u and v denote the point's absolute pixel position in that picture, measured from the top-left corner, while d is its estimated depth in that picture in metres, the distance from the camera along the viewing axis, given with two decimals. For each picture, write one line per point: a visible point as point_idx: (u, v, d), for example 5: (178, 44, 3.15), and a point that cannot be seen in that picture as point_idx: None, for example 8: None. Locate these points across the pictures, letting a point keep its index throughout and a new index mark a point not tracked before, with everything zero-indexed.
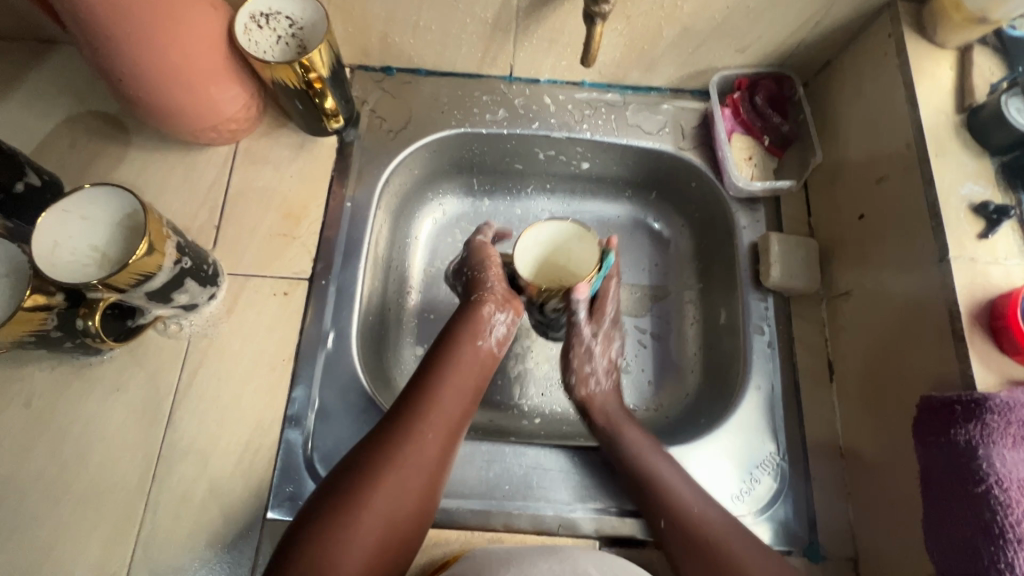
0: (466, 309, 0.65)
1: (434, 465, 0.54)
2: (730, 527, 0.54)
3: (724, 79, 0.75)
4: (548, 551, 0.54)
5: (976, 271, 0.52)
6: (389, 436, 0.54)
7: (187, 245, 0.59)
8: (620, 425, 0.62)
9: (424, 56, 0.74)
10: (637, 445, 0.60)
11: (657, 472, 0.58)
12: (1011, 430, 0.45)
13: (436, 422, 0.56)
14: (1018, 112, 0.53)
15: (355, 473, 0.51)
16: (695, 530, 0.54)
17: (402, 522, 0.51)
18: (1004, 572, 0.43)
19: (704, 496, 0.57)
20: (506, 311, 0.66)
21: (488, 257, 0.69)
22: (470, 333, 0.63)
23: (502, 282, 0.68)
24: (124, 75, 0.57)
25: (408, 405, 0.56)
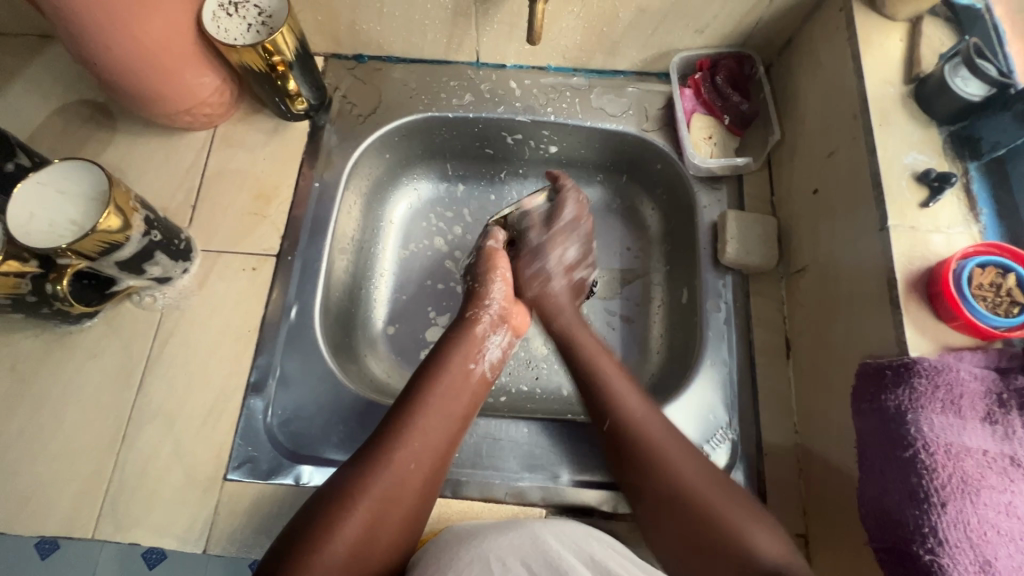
0: (458, 332, 0.63)
1: (415, 495, 0.52)
2: (689, 458, 0.54)
3: (685, 61, 0.76)
4: (512, 526, 0.54)
5: (916, 239, 0.51)
6: (363, 468, 0.51)
7: (157, 219, 0.62)
8: (598, 360, 0.63)
9: (392, 43, 0.77)
10: (618, 392, 0.59)
11: (633, 415, 0.57)
12: (940, 394, 0.45)
13: (417, 453, 0.53)
14: (963, 81, 0.52)
15: (326, 510, 0.48)
16: (665, 479, 0.53)
17: (380, 556, 0.49)
18: (927, 536, 0.42)
19: (678, 441, 0.56)
20: (499, 332, 0.65)
21: (496, 269, 0.68)
22: (463, 355, 0.61)
23: (504, 300, 0.67)
24: (98, 61, 0.61)
25: (386, 436, 0.53)
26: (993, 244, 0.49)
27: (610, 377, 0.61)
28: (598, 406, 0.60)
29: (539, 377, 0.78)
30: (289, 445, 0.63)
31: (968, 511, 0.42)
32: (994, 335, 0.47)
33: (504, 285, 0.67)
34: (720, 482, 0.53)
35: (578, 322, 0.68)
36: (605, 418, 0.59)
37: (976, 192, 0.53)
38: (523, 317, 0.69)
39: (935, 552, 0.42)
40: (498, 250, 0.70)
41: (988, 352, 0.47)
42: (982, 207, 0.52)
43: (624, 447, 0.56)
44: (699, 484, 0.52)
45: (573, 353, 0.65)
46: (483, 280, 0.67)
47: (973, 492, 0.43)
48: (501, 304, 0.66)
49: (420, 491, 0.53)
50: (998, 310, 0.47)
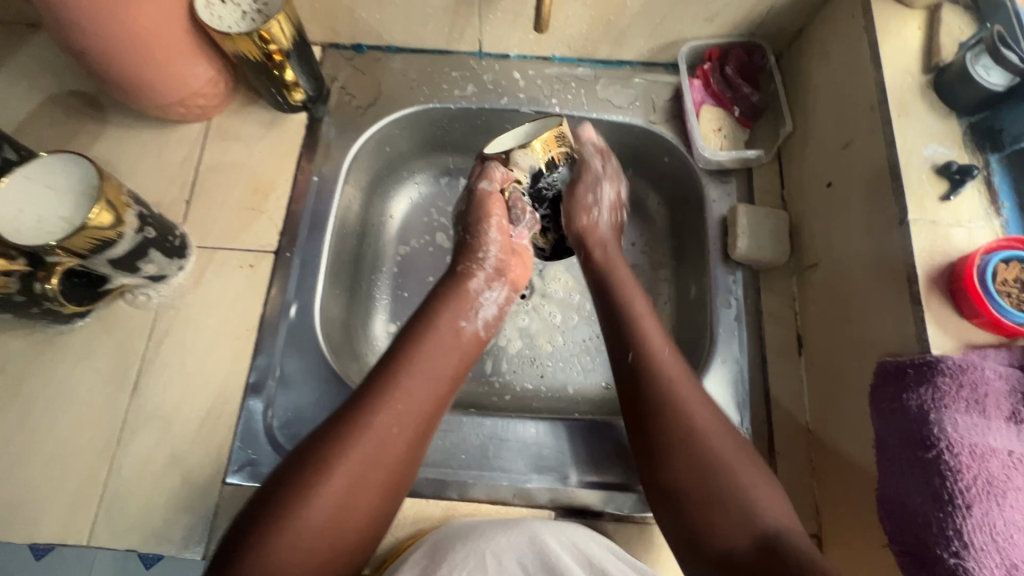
0: (449, 286, 0.60)
1: (398, 456, 0.49)
2: (721, 426, 0.51)
3: (694, 50, 0.74)
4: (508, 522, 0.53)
5: (937, 233, 0.50)
6: (344, 427, 0.48)
7: (151, 215, 0.60)
8: (626, 287, 0.62)
9: (392, 32, 0.75)
10: (656, 351, 0.56)
11: (661, 362, 0.55)
12: (964, 394, 0.44)
13: (401, 415, 0.50)
14: (986, 70, 0.51)
15: (304, 470, 0.46)
16: (678, 420, 0.51)
17: (360, 520, 0.47)
18: (952, 539, 0.41)
19: (695, 386, 0.54)
20: (495, 285, 0.61)
21: (489, 220, 0.62)
22: (453, 312, 0.58)
23: (500, 249, 0.62)
24: (86, 49, 0.58)
25: (369, 397, 0.50)
26: (1016, 239, 0.48)
27: (647, 323, 0.58)
28: (625, 338, 0.57)
29: (544, 375, 0.76)
30: (290, 448, 0.61)
31: (994, 514, 0.41)
32: (1017, 331, 0.45)
33: (499, 234, 0.62)
34: (731, 435, 0.51)
35: (618, 258, 0.66)
36: (630, 349, 0.56)
37: (997, 185, 0.51)
38: (519, 269, 0.64)
39: (961, 556, 0.41)
40: (495, 195, 0.62)
41: (1012, 350, 0.45)
42: (1003, 201, 0.51)
43: (649, 389, 0.53)
44: (714, 435, 0.50)
45: (617, 298, 0.61)
46: (476, 232, 0.62)
47: (998, 494, 0.41)
48: (497, 254, 0.62)
49: (405, 456, 0.50)
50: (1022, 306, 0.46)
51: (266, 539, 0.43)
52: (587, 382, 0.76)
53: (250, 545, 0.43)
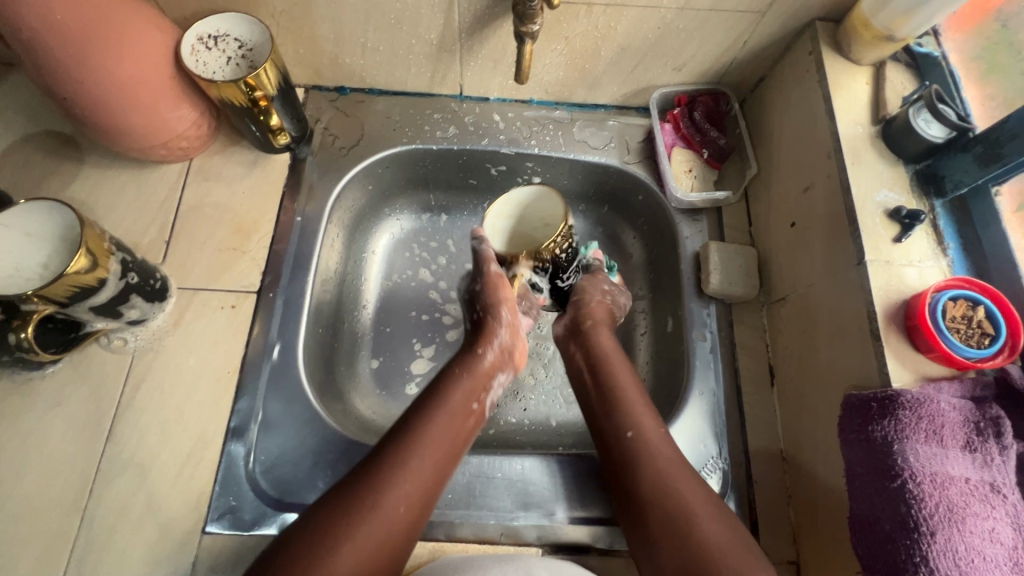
0: (462, 366, 0.62)
1: (401, 531, 0.50)
2: (704, 495, 0.53)
3: (664, 96, 0.78)
4: (506, 560, 0.54)
5: (892, 273, 0.54)
6: (355, 497, 0.49)
7: (133, 261, 0.60)
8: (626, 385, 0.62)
9: (375, 75, 0.77)
10: (654, 442, 0.57)
11: (659, 453, 0.56)
12: (924, 425, 0.46)
13: (409, 493, 0.51)
14: (927, 123, 0.56)
15: (314, 541, 0.46)
16: (682, 516, 0.51)
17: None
18: (919, 566, 0.44)
19: (693, 480, 0.54)
20: (505, 369, 0.66)
21: (503, 299, 0.67)
22: (467, 391, 0.60)
23: (509, 332, 0.67)
24: (69, 95, 0.58)
25: (382, 472, 0.51)
26: (962, 278, 0.51)
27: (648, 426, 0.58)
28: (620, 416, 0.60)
29: (527, 409, 0.77)
30: (273, 493, 0.60)
31: (956, 540, 0.44)
32: (968, 366, 0.49)
33: (509, 316, 0.67)
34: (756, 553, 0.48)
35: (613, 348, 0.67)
36: (627, 428, 0.58)
37: (942, 228, 0.56)
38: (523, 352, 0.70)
39: None
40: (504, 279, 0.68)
41: (964, 382, 0.49)
42: (949, 242, 0.55)
43: (655, 517, 0.52)
44: (707, 517, 0.50)
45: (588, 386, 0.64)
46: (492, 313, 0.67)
47: (959, 521, 0.44)
48: (506, 335, 0.66)
49: (407, 533, 0.50)
50: (970, 342, 0.49)
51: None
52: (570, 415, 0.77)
53: None
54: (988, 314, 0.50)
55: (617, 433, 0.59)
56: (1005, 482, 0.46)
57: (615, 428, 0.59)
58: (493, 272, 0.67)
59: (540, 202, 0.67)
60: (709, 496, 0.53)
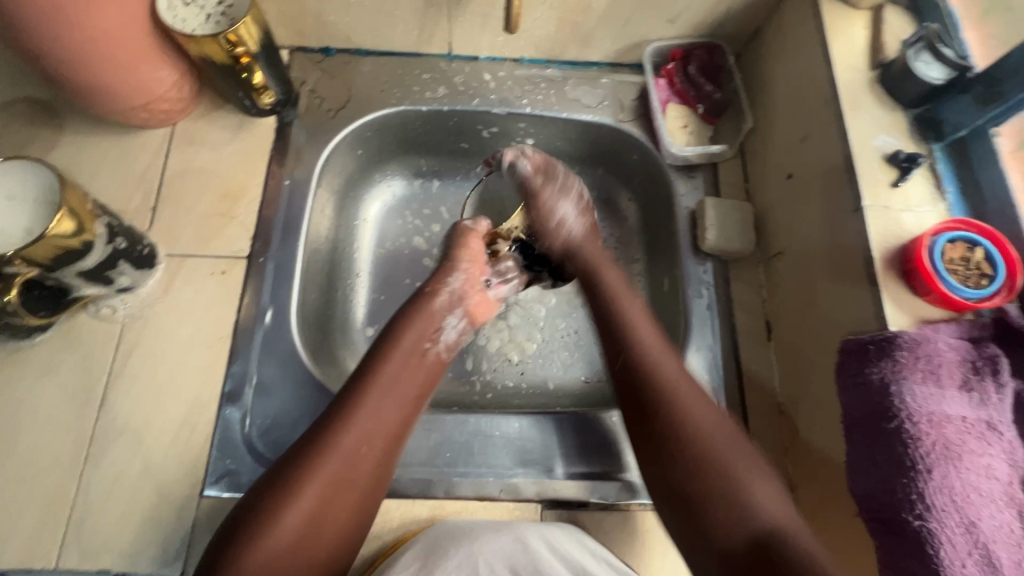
0: (412, 307, 0.61)
1: (365, 473, 0.51)
2: (707, 406, 0.52)
3: (658, 51, 0.76)
4: (501, 524, 0.55)
5: (890, 218, 0.53)
6: (313, 443, 0.50)
7: (120, 225, 0.59)
8: (618, 296, 0.62)
9: (361, 35, 0.75)
10: (647, 344, 0.56)
11: (657, 360, 0.55)
12: (921, 365, 0.46)
13: (369, 433, 0.52)
14: (926, 66, 0.55)
15: (281, 487, 0.47)
16: (675, 414, 0.51)
17: (333, 533, 0.48)
18: (915, 503, 0.44)
19: (697, 390, 0.53)
20: (456, 310, 0.63)
21: (466, 248, 0.66)
22: (417, 333, 0.59)
23: (465, 281, 0.65)
24: (43, 53, 0.56)
25: (338, 414, 0.52)
26: (960, 220, 0.51)
27: (646, 339, 0.57)
28: (616, 338, 0.58)
29: (524, 372, 0.76)
30: (270, 455, 0.60)
31: (952, 476, 0.44)
32: (965, 307, 0.49)
33: (470, 267, 0.65)
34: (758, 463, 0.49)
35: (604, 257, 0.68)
36: (620, 352, 0.57)
37: (941, 172, 0.55)
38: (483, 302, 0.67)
39: (924, 518, 0.43)
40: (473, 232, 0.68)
41: (963, 323, 0.49)
42: (948, 186, 0.55)
43: (645, 381, 0.54)
44: (712, 431, 0.50)
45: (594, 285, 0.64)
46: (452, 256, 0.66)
47: (956, 458, 0.44)
48: (462, 283, 0.64)
49: (370, 475, 0.51)
50: (968, 282, 0.49)
51: (246, 554, 0.44)
52: (568, 378, 0.76)
53: (226, 557, 0.44)
54: (985, 255, 0.50)
55: (612, 357, 0.58)
56: (1002, 420, 0.46)
57: (610, 352, 0.58)
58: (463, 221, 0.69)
59: (498, 186, 0.76)
60: (704, 396, 0.53)
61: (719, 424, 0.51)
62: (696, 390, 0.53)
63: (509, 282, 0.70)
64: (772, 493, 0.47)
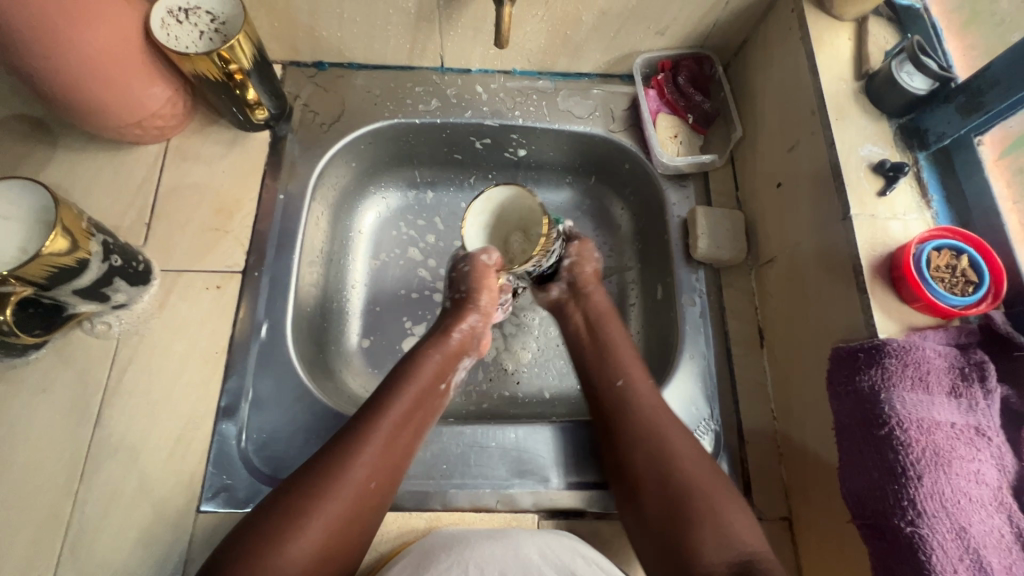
0: (433, 346, 0.63)
1: (371, 508, 0.52)
2: (695, 453, 0.55)
3: (647, 62, 0.77)
4: (495, 534, 0.54)
5: (877, 227, 0.54)
6: (321, 475, 0.50)
7: (115, 243, 0.59)
8: (626, 358, 0.63)
9: (353, 49, 0.75)
10: (641, 388, 0.60)
11: (645, 399, 0.59)
12: (910, 372, 0.47)
13: (376, 471, 0.53)
14: (908, 75, 0.55)
15: (286, 519, 0.48)
16: (669, 467, 0.54)
17: (333, 569, 0.49)
18: (906, 509, 0.44)
19: (680, 427, 0.57)
20: (472, 351, 0.66)
21: (485, 288, 0.64)
22: (437, 373, 0.61)
23: (482, 319, 0.66)
24: (35, 73, 0.56)
25: (351, 449, 0.52)
26: (946, 228, 0.52)
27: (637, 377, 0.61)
28: (609, 368, 0.63)
29: (520, 381, 0.76)
30: (267, 470, 0.60)
31: (942, 482, 0.44)
32: (952, 314, 0.49)
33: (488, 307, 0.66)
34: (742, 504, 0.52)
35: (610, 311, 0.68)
36: (618, 377, 0.61)
37: (926, 180, 0.56)
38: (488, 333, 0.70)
39: (915, 524, 0.44)
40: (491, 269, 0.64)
41: (949, 330, 0.49)
42: (932, 194, 0.56)
43: (630, 460, 0.56)
44: (693, 466, 0.54)
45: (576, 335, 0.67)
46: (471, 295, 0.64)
47: (945, 464, 0.45)
48: (479, 323, 0.66)
49: (374, 510, 0.53)
50: (954, 290, 0.50)
51: None
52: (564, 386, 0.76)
53: None
54: (971, 263, 0.50)
55: (608, 383, 0.62)
56: (990, 426, 0.46)
57: (607, 377, 0.62)
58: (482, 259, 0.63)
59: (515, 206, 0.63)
60: (688, 432, 0.57)
61: (698, 459, 0.54)
62: (681, 429, 0.57)
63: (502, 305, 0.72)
64: (747, 522, 0.50)
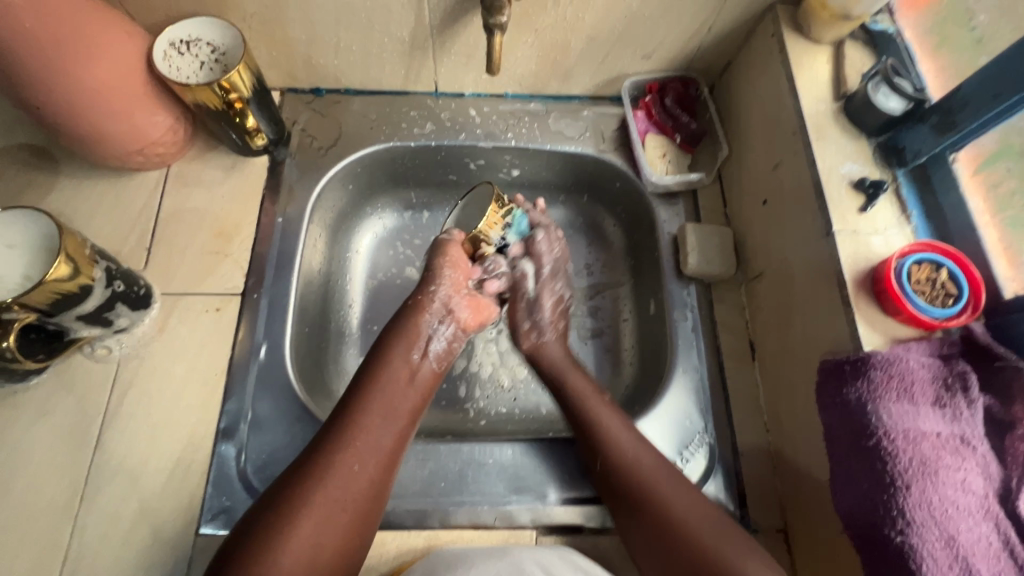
0: (400, 322, 0.64)
1: (362, 494, 0.52)
2: (695, 503, 0.55)
3: (635, 84, 0.80)
4: (497, 553, 0.55)
5: (859, 242, 0.56)
6: (310, 468, 0.51)
7: (118, 269, 0.60)
8: (594, 406, 0.63)
9: (350, 76, 0.77)
10: (620, 443, 0.59)
11: (636, 460, 0.58)
12: (894, 384, 0.48)
13: (362, 455, 0.53)
14: (885, 97, 0.58)
15: (275, 514, 0.48)
16: (658, 508, 0.54)
17: (329, 557, 0.48)
18: (897, 518, 0.45)
19: (667, 467, 0.58)
20: (445, 320, 0.66)
21: (445, 256, 0.67)
22: (405, 346, 0.62)
23: (452, 287, 0.66)
24: (41, 105, 0.58)
25: (330, 440, 0.53)
26: (925, 243, 0.53)
27: (607, 419, 0.61)
28: (591, 448, 0.60)
29: (517, 398, 0.77)
30: None
31: (930, 492, 0.45)
32: (933, 325, 0.51)
33: (453, 274, 0.66)
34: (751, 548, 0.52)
35: (572, 368, 0.68)
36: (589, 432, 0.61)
37: (905, 196, 0.58)
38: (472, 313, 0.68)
39: (906, 533, 0.45)
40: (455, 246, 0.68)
41: (932, 341, 0.51)
42: (913, 210, 0.58)
43: (625, 492, 0.56)
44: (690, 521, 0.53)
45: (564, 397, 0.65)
46: (431, 268, 0.66)
47: (932, 473, 0.46)
48: (446, 291, 0.66)
49: (368, 496, 0.52)
50: (935, 301, 0.51)
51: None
52: None
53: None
54: (950, 276, 0.52)
55: (592, 471, 0.60)
56: (975, 435, 0.47)
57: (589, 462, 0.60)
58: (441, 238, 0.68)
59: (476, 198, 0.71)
60: (680, 480, 0.57)
61: (698, 515, 0.54)
62: (674, 478, 0.57)
63: (499, 277, 0.70)
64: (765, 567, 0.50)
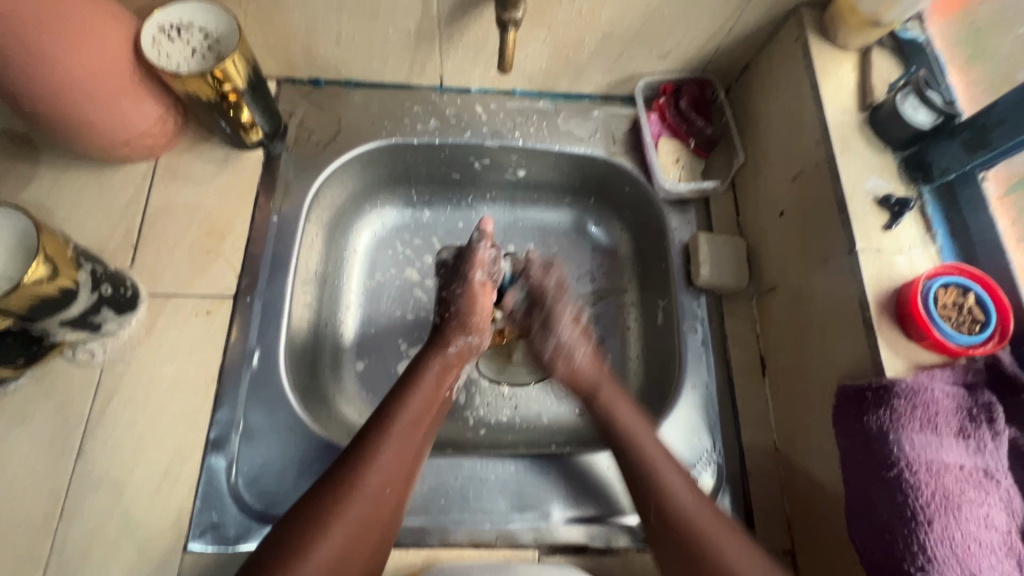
0: (432, 358, 0.62)
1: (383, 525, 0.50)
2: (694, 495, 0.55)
3: (649, 85, 0.77)
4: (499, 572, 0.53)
5: (883, 261, 0.54)
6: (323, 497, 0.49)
7: (105, 271, 0.57)
8: (637, 433, 0.59)
9: (351, 67, 0.74)
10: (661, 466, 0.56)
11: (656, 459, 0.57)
12: (918, 414, 0.46)
13: (386, 484, 0.51)
14: (913, 109, 0.56)
15: (287, 548, 0.46)
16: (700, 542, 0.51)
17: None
18: (917, 555, 0.44)
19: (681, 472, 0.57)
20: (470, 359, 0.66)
21: (484, 306, 0.66)
22: (437, 382, 0.60)
23: (480, 330, 0.66)
24: (17, 93, 0.54)
25: (353, 463, 0.51)
26: (953, 265, 0.51)
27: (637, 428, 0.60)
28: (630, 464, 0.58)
29: (517, 406, 0.75)
30: (257, 505, 0.58)
31: (952, 527, 0.44)
32: (958, 352, 0.49)
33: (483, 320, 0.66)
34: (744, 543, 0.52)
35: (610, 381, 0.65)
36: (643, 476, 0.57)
37: (931, 214, 0.56)
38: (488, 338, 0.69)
39: (926, 570, 0.43)
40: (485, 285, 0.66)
41: (956, 368, 0.49)
42: (937, 229, 0.56)
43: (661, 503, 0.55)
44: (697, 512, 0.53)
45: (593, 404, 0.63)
46: (470, 307, 0.65)
47: (955, 508, 0.44)
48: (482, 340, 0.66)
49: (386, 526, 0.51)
50: (962, 328, 0.50)
51: None
52: (562, 411, 0.75)
53: None
54: (977, 300, 0.50)
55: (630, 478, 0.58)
56: (998, 467, 0.46)
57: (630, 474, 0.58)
58: (476, 278, 0.65)
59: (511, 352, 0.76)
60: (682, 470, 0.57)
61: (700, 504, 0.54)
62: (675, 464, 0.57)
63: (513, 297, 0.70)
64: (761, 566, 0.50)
